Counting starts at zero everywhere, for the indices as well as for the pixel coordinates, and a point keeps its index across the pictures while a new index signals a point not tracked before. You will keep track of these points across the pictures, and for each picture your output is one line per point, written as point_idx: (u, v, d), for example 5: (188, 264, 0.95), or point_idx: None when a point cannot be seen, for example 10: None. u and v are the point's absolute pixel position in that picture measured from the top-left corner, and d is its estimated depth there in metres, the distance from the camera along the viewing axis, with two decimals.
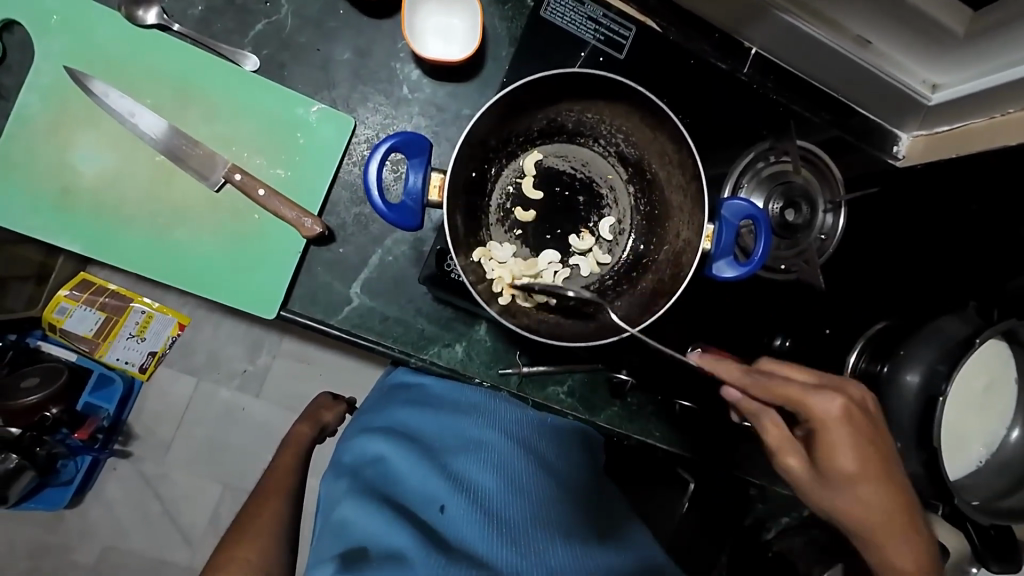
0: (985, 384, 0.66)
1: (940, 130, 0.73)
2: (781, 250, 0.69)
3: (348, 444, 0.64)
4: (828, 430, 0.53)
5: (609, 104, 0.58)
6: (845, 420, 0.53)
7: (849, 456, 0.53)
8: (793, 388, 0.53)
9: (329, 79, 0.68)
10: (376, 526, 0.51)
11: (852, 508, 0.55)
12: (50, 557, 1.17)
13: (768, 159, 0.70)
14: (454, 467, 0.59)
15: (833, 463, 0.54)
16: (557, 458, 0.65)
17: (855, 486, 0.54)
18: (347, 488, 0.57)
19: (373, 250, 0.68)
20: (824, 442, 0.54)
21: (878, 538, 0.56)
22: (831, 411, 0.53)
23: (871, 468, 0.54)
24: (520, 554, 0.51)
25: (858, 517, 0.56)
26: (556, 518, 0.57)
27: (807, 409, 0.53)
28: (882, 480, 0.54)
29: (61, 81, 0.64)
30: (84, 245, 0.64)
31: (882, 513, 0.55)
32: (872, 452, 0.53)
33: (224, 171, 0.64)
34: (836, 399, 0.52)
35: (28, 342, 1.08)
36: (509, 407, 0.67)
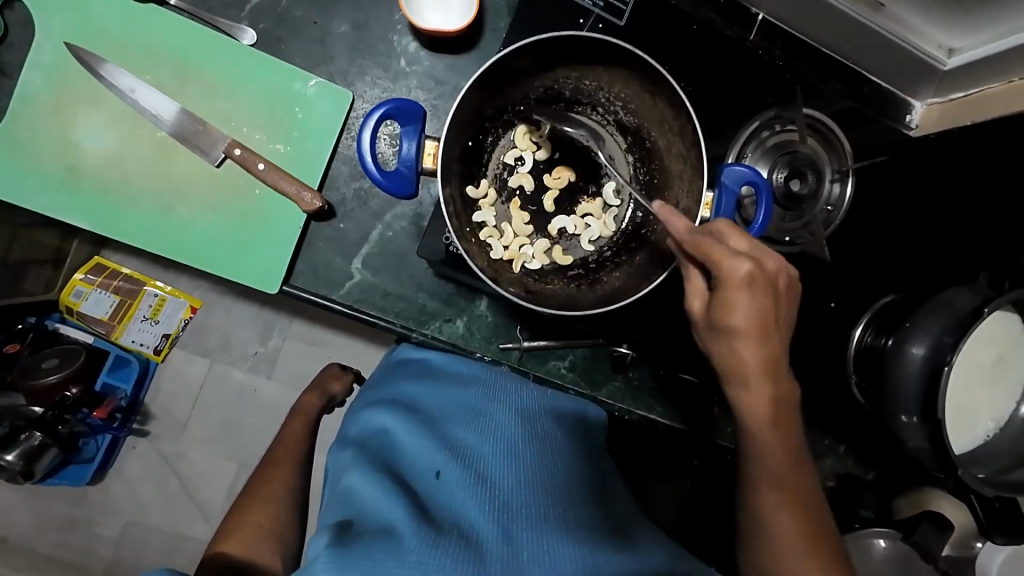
0: (996, 357, 0.64)
1: (957, 97, 0.70)
2: (785, 222, 0.68)
3: (356, 417, 0.65)
4: (728, 288, 0.48)
5: (607, 69, 0.56)
6: (747, 282, 0.47)
7: (743, 312, 0.48)
8: (714, 244, 0.48)
9: (327, 53, 0.68)
10: (376, 495, 0.51)
11: (730, 359, 0.50)
12: (77, 530, 1.22)
13: (774, 128, 0.68)
14: (453, 437, 0.58)
15: (722, 319, 0.49)
16: (558, 436, 0.63)
17: (736, 344, 0.49)
18: (353, 458, 0.57)
19: (374, 225, 0.68)
20: (724, 297, 0.48)
21: (741, 395, 0.51)
22: (738, 271, 0.47)
23: (758, 331, 0.48)
24: (516, 529, 0.49)
25: (733, 368, 0.51)
26: (554, 499, 0.54)
27: (717, 268, 0.48)
28: (769, 344, 0.49)
29: (62, 59, 0.64)
30: (90, 224, 0.65)
31: (743, 374, 0.50)
32: (766, 321, 0.48)
33: (224, 147, 0.65)
34: (746, 264, 0.47)
35: (47, 325, 1.14)
36: (511, 384, 0.67)
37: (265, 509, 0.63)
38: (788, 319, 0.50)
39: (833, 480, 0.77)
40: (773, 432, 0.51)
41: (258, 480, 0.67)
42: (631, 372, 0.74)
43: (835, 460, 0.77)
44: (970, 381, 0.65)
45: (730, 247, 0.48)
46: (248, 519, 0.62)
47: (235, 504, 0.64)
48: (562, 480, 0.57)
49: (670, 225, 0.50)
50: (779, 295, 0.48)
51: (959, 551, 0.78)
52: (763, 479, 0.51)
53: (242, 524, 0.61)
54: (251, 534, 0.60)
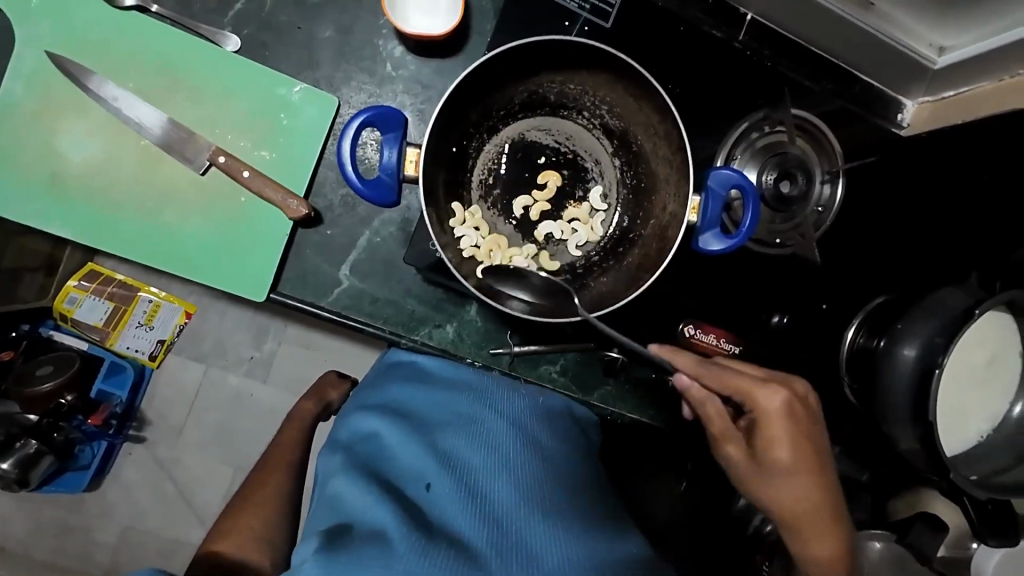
0: (987, 358, 0.64)
1: (947, 96, 0.70)
2: (775, 224, 0.68)
3: (346, 421, 0.64)
4: (770, 418, 0.57)
5: (592, 73, 0.56)
6: (784, 410, 0.57)
7: (786, 447, 0.57)
8: (743, 380, 0.58)
9: (311, 57, 0.67)
10: (365, 502, 0.50)
11: (782, 499, 0.58)
12: (73, 537, 1.21)
13: (763, 129, 0.67)
14: (443, 444, 0.57)
15: (768, 451, 0.58)
16: (550, 442, 0.63)
17: (790, 481, 0.58)
18: (341, 462, 0.57)
19: (361, 231, 0.68)
20: (766, 434, 0.58)
21: (806, 535, 0.59)
22: (774, 402, 0.57)
23: (809, 472, 0.58)
24: (506, 542, 0.49)
25: (791, 514, 0.59)
26: (545, 508, 0.54)
27: (753, 402, 0.58)
28: (818, 477, 0.58)
29: (43, 66, 0.63)
30: (74, 231, 0.65)
31: (800, 497, 0.58)
32: (807, 447, 0.58)
33: (208, 154, 0.64)
34: (780, 393, 0.57)
35: (41, 332, 1.13)
36: (505, 390, 0.66)
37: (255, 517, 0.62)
38: (823, 440, 0.59)
39: None
40: (830, 532, 0.58)
41: (249, 488, 0.67)
42: (622, 376, 0.74)
43: None
44: (961, 381, 0.64)
45: (754, 378, 0.59)
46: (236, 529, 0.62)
47: (232, 514, 0.64)
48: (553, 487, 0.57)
49: (680, 364, 0.61)
50: (812, 412, 0.58)
51: (953, 551, 0.78)
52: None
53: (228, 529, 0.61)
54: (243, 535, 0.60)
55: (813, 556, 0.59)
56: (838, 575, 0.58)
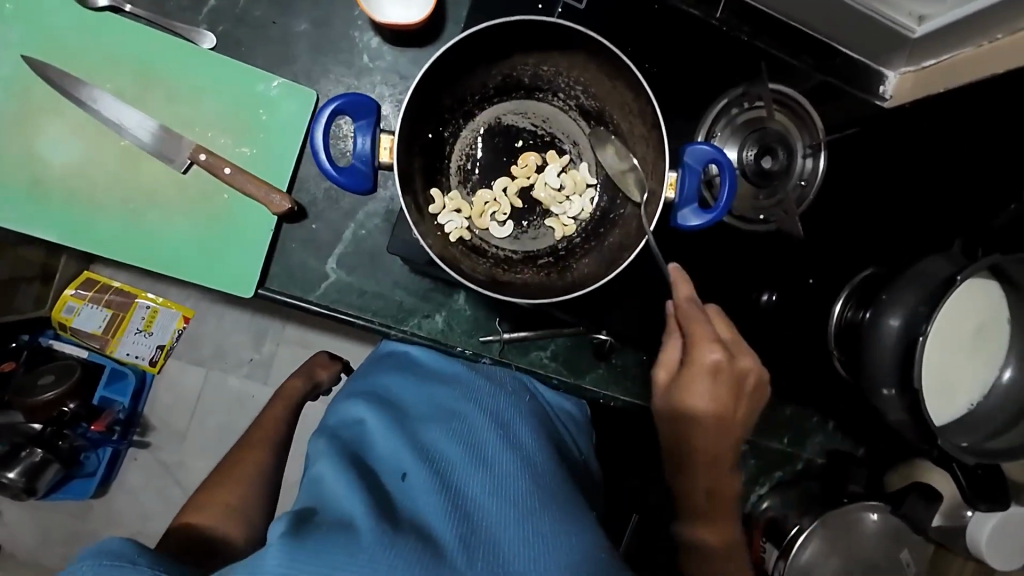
0: (975, 326, 0.64)
1: (928, 65, 0.70)
2: (759, 200, 0.68)
3: (336, 410, 0.64)
4: (694, 371, 0.59)
5: (563, 53, 0.56)
6: (711, 368, 0.58)
7: (702, 399, 0.59)
8: (699, 327, 0.58)
9: (288, 52, 0.67)
10: (339, 488, 0.48)
11: (673, 433, 0.63)
12: (83, 543, 1.23)
13: (742, 105, 0.67)
14: (426, 439, 0.56)
15: (681, 395, 0.60)
16: (538, 447, 0.60)
17: (688, 422, 0.61)
18: (325, 449, 0.56)
19: (347, 224, 0.68)
20: (687, 381, 0.59)
21: (681, 467, 0.65)
22: (706, 358, 0.58)
23: (722, 431, 0.61)
24: (478, 539, 0.45)
25: (671, 441, 0.64)
26: (526, 510, 0.50)
27: (693, 348, 0.59)
28: (718, 428, 0.61)
29: (21, 72, 0.63)
30: (59, 236, 0.65)
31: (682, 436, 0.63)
32: (723, 406, 0.60)
33: (189, 153, 0.64)
34: (719, 353, 0.58)
35: (41, 341, 1.15)
36: (495, 387, 0.66)
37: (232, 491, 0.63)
38: (746, 411, 0.61)
39: (823, 457, 0.80)
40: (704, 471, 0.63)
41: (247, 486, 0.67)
42: (613, 358, 0.75)
43: (824, 437, 0.81)
44: (950, 350, 0.65)
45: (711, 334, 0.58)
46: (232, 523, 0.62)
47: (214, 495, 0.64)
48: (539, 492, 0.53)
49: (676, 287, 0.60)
50: (739, 386, 0.59)
51: (951, 521, 0.78)
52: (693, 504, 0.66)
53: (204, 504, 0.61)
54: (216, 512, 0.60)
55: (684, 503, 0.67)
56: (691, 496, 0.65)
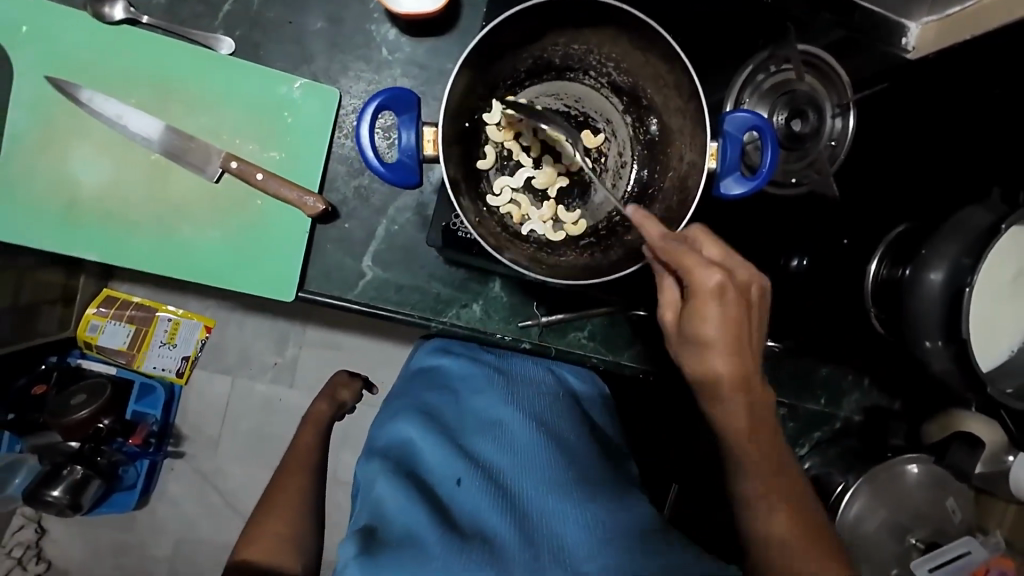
0: (1015, 271, 0.64)
1: (952, 13, 0.68)
2: (790, 164, 0.67)
3: (381, 428, 0.68)
4: (699, 299, 0.48)
5: (596, 31, 0.54)
6: (717, 292, 0.48)
7: (715, 326, 0.48)
8: (687, 253, 0.49)
9: (306, 52, 0.67)
10: (400, 504, 0.55)
11: (701, 369, 0.51)
12: (132, 553, 1.27)
13: (769, 70, 0.66)
14: (472, 447, 0.61)
15: (696, 332, 0.49)
16: (573, 434, 0.66)
17: (705, 355, 0.50)
18: (378, 466, 0.60)
19: (379, 221, 0.69)
20: (695, 307, 0.49)
21: (714, 395, 0.52)
22: (709, 282, 0.48)
23: (732, 346, 0.49)
24: (532, 532, 0.52)
25: (705, 375, 0.51)
26: (571, 495, 0.56)
27: (690, 281, 0.48)
28: (745, 365, 0.50)
29: (45, 93, 0.63)
30: (99, 254, 0.66)
31: (718, 386, 0.51)
32: (738, 327, 0.49)
33: (220, 161, 0.64)
34: (719, 273, 0.47)
35: (69, 362, 1.15)
36: (526, 390, 0.70)
37: (285, 517, 0.66)
38: (759, 331, 0.51)
39: (861, 414, 0.80)
40: (746, 416, 0.52)
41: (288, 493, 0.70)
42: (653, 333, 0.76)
43: (862, 395, 0.80)
44: (990, 297, 0.65)
45: (700, 255, 0.49)
46: (284, 537, 0.64)
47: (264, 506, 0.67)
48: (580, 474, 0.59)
49: (646, 229, 0.50)
50: (748, 309, 0.49)
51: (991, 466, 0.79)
52: (762, 467, 0.52)
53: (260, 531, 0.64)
54: (271, 541, 0.63)
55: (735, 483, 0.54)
56: (750, 480, 0.53)
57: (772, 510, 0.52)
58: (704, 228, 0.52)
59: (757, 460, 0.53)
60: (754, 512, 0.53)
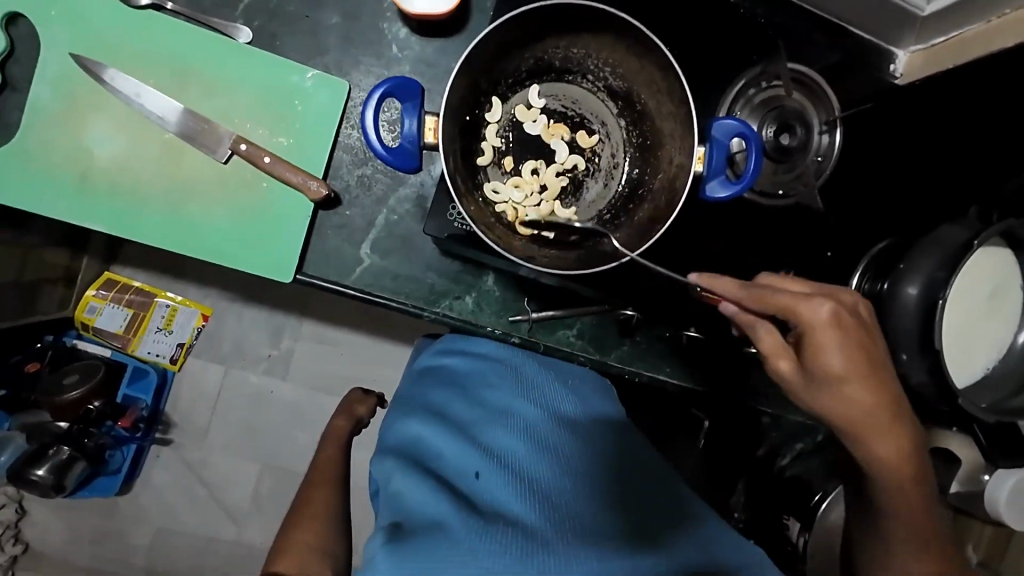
0: (991, 289, 0.67)
1: (936, 43, 0.72)
2: (778, 175, 0.70)
3: (390, 425, 0.70)
4: (817, 331, 0.52)
5: (595, 36, 0.58)
6: (833, 321, 0.52)
7: (840, 357, 0.52)
8: (786, 297, 0.53)
9: (320, 45, 0.70)
10: (424, 496, 0.57)
11: (843, 409, 0.54)
12: (112, 540, 1.26)
13: (760, 85, 0.69)
14: (484, 438, 0.65)
15: (817, 364, 0.52)
16: (580, 418, 0.70)
17: (842, 387, 0.53)
18: (395, 464, 0.62)
19: (379, 210, 0.71)
20: (812, 341, 0.52)
21: (864, 433, 0.55)
22: (821, 312, 0.52)
23: (865, 372, 0.53)
24: (550, 514, 0.57)
25: (850, 422, 0.55)
26: (578, 479, 0.63)
27: (797, 317, 0.53)
28: (869, 379, 0.53)
29: (68, 69, 0.66)
30: (108, 226, 0.68)
31: (858, 416, 0.54)
32: (860, 356, 0.52)
33: (230, 143, 0.67)
34: (829, 304, 0.52)
35: (65, 342, 1.17)
36: (536, 376, 0.73)
37: (318, 527, 0.64)
38: (881, 353, 0.55)
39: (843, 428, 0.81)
40: (903, 474, 0.57)
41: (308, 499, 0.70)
42: (639, 335, 0.77)
43: None
44: (967, 314, 0.67)
45: (795, 292, 0.53)
46: (295, 534, 0.64)
47: (301, 503, 0.69)
48: (587, 460, 0.65)
49: (721, 289, 0.56)
50: (863, 324, 0.54)
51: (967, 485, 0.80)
52: (906, 490, 0.58)
53: (291, 534, 0.64)
54: (303, 557, 0.60)
55: (872, 454, 0.56)
56: (909, 461, 0.57)
57: (914, 565, 0.59)
58: (778, 274, 0.57)
59: (894, 489, 0.58)
60: (900, 561, 0.60)
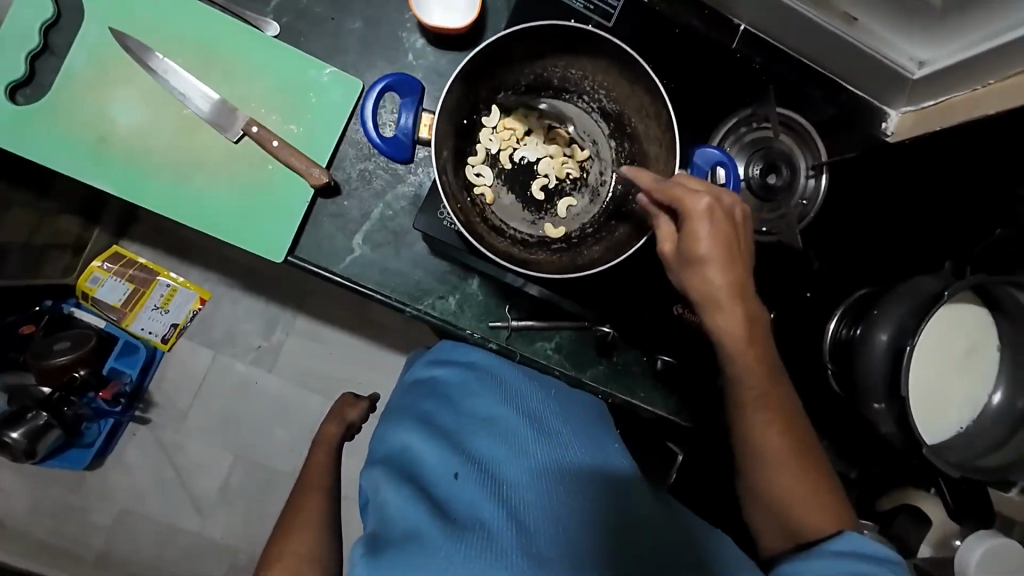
0: (966, 347, 0.67)
1: (926, 106, 0.75)
2: (762, 213, 0.73)
3: (380, 436, 0.67)
4: (695, 221, 0.55)
5: (592, 57, 0.61)
6: (709, 213, 0.55)
7: (707, 241, 0.55)
8: (677, 187, 0.55)
9: (341, 45, 0.75)
10: (403, 505, 0.54)
11: (701, 286, 0.57)
12: (73, 515, 1.24)
13: (750, 125, 0.73)
14: (470, 446, 0.61)
15: (691, 251, 0.56)
16: (563, 426, 0.67)
17: (703, 270, 0.57)
18: (381, 474, 0.60)
19: (375, 204, 0.74)
20: (689, 230, 0.56)
21: (712, 311, 0.59)
22: (699, 204, 0.55)
23: (724, 257, 0.56)
24: (532, 522, 0.53)
25: (706, 296, 0.58)
26: (566, 485, 0.58)
27: (681, 207, 0.55)
28: (731, 264, 0.57)
29: (106, 41, 0.71)
30: (115, 188, 0.71)
31: (718, 297, 0.57)
32: (727, 245, 0.56)
33: (243, 124, 0.71)
34: (707, 196, 0.55)
35: (62, 309, 1.19)
36: (523, 387, 0.70)
37: (307, 538, 0.66)
38: (746, 245, 0.58)
39: None
40: (745, 352, 0.59)
41: (294, 510, 0.70)
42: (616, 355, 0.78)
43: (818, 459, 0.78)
44: (940, 369, 0.67)
45: (687, 186, 0.56)
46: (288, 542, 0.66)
47: (299, 509, 0.69)
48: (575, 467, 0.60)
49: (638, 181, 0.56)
50: (738, 225, 0.57)
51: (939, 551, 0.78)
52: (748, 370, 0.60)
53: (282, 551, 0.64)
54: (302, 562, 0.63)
55: (713, 326, 0.59)
56: (745, 382, 0.60)
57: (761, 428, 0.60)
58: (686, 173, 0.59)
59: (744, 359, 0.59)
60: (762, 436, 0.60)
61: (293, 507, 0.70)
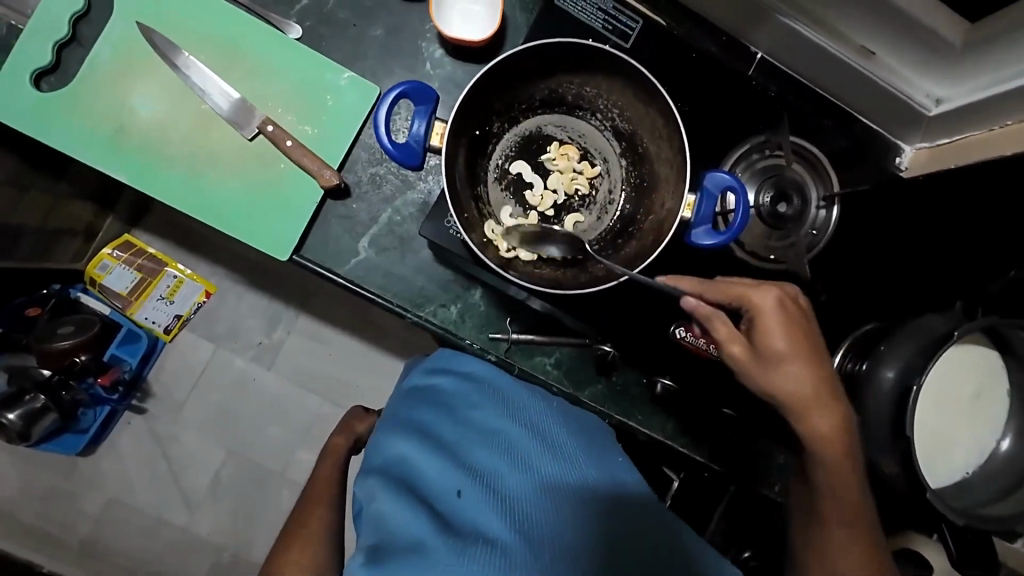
0: (975, 390, 0.65)
1: (942, 143, 0.74)
2: (771, 241, 0.72)
3: (377, 444, 0.65)
4: (765, 314, 0.57)
5: (607, 77, 0.62)
6: (780, 304, 0.57)
7: (781, 336, 0.56)
8: (737, 284, 0.59)
9: (362, 52, 0.76)
10: (403, 518, 0.55)
11: (787, 386, 0.56)
12: (61, 501, 1.23)
13: (763, 152, 0.73)
14: (470, 458, 0.60)
15: (765, 346, 0.57)
16: (567, 437, 0.65)
17: (784, 366, 0.56)
18: (378, 484, 0.59)
19: (384, 209, 0.74)
20: (761, 324, 0.57)
21: (807, 411, 0.56)
22: (767, 298, 0.57)
23: (802, 352, 0.56)
24: (533, 534, 0.53)
25: (792, 398, 0.57)
26: (567, 496, 0.57)
27: (748, 301, 0.58)
28: (809, 358, 0.57)
29: (131, 35, 0.72)
30: (130, 178, 0.72)
31: (799, 398, 0.56)
32: (801, 338, 0.56)
33: (259, 122, 0.72)
34: (772, 290, 0.57)
35: (70, 293, 1.18)
36: (525, 396, 0.68)
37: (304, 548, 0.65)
38: (821, 340, 0.58)
39: None
40: (836, 454, 0.56)
41: (296, 524, 0.69)
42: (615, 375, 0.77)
43: None
44: (947, 410, 0.66)
45: (748, 282, 0.59)
46: (288, 553, 0.66)
47: (294, 526, 0.68)
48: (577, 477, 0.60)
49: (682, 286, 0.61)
50: (807, 316, 0.58)
51: None
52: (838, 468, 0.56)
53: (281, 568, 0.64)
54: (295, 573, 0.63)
55: (812, 432, 0.57)
56: (840, 474, 0.56)
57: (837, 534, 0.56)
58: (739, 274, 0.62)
59: (836, 464, 0.56)
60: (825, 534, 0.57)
61: (297, 508, 0.71)
